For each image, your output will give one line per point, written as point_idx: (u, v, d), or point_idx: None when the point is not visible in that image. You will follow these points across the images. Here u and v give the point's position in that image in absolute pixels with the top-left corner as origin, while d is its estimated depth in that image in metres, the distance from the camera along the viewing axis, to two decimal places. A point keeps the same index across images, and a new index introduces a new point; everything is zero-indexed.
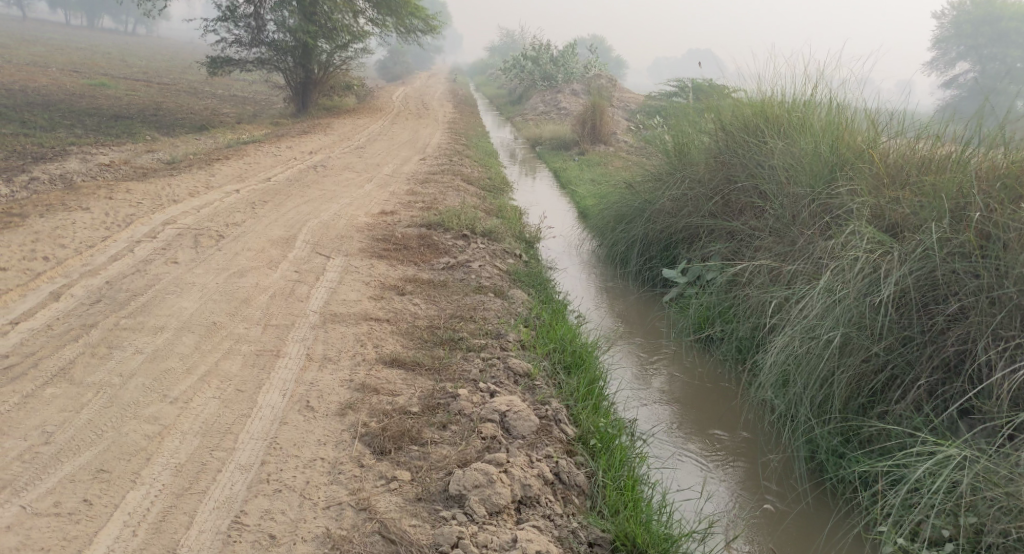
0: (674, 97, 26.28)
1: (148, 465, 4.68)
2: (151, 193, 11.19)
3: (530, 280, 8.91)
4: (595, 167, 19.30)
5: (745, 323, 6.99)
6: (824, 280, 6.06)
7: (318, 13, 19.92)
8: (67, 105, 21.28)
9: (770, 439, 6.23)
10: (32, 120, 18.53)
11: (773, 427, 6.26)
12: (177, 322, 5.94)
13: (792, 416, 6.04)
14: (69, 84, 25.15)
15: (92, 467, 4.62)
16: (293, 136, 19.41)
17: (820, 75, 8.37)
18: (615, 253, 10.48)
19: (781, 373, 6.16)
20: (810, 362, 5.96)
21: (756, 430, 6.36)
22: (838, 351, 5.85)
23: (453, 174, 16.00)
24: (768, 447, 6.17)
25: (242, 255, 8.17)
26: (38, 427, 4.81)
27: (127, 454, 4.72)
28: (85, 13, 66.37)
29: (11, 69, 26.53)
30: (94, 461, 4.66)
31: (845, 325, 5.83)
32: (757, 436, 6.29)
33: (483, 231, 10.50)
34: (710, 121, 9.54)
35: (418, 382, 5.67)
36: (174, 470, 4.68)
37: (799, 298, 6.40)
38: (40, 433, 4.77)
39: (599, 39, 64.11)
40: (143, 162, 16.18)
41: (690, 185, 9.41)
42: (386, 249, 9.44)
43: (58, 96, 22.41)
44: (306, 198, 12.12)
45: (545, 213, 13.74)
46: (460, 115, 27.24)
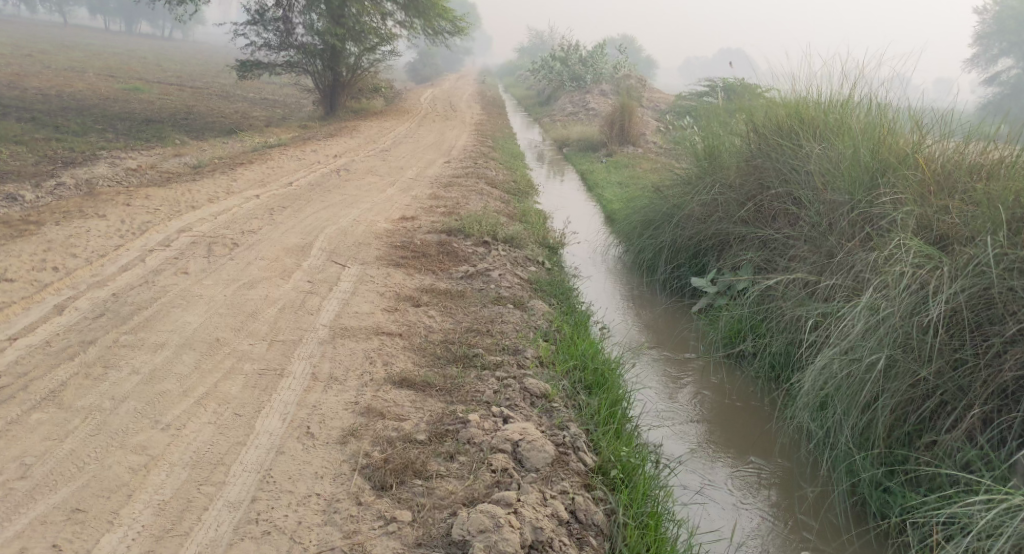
0: (706, 96, 25.80)
1: (129, 502, 4.42)
2: (171, 199, 10.97)
3: (552, 289, 8.59)
4: (623, 169, 18.91)
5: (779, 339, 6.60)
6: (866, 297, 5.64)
7: (347, 16, 19.76)
8: (99, 109, 21.33)
9: (806, 469, 5.84)
10: (64, 125, 18.57)
11: (810, 455, 5.87)
12: (178, 338, 5.69)
13: (832, 444, 5.65)
14: (103, 88, 25.26)
15: (68, 505, 4.36)
16: (319, 139, 19.23)
17: (859, 75, 7.97)
18: (642, 260, 10.11)
19: (820, 397, 5.76)
20: (851, 386, 5.55)
21: (791, 457, 5.97)
22: (881, 375, 5.44)
23: (478, 177, 15.70)
24: (804, 477, 5.78)
25: (255, 264, 7.91)
26: (16, 459, 4.57)
27: (108, 491, 4.46)
28: (123, 17, 67.31)
29: (47, 74, 26.75)
30: (72, 498, 4.40)
31: (890, 347, 5.41)
32: (792, 464, 5.90)
33: (506, 237, 10.18)
34: (743, 124, 9.18)
35: (427, 405, 5.35)
36: (157, 508, 4.41)
37: (839, 315, 6.00)
38: (17, 466, 4.53)
39: (630, 39, 63.51)
40: (170, 166, 16.09)
41: (721, 191, 9.02)
42: (404, 256, 9.15)
43: (92, 101, 22.51)
44: (327, 203, 11.88)
45: (570, 217, 13.38)
46: (488, 117, 26.97)
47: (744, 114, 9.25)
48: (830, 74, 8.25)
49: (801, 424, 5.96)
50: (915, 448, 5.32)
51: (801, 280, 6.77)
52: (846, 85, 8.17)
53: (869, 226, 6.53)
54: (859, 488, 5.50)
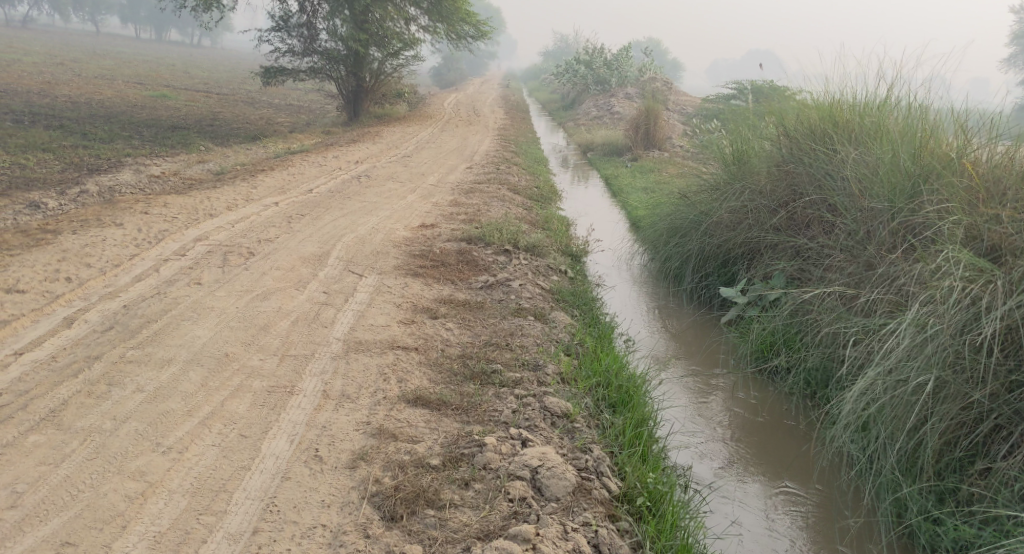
0: (732, 100, 25.49)
1: (122, 535, 4.23)
2: (189, 208, 10.80)
3: (574, 299, 8.35)
4: (648, 174, 18.63)
5: (816, 355, 6.31)
6: (912, 314, 5.35)
7: (370, 21, 19.57)
8: (126, 116, 21.40)
9: (848, 496, 5.54)
10: (91, 132, 18.63)
11: (853, 481, 5.58)
12: (186, 353, 5.53)
13: (878, 471, 5.35)
14: (131, 95, 25.38)
15: (58, 539, 4.18)
16: (342, 145, 19.11)
17: (897, 75, 7.65)
18: (668, 268, 9.84)
19: (863, 419, 5.48)
20: (896, 408, 5.27)
21: (832, 482, 5.68)
22: (930, 397, 5.15)
23: (500, 183, 15.48)
24: (845, 505, 5.49)
25: (270, 274, 7.73)
26: (8, 486, 4.41)
27: (101, 522, 4.28)
28: (153, 26, 68.06)
29: (76, 82, 26.93)
30: (62, 531, 4.22)
31: (938, 367, 5.13)
32: (832, 489, 5.61)
33: (527, 245, 9.94)
34: (773, 127, 8.88)
35: (442, 425, 5.12)
36: (152, 541, 4.22)
37: (883, 332, 5.71)
38: (8, 494, 4.36)
39: (655, 43, 63.10)
40: (193, 173, 16.03)
41: (751, 197, 8.74)
42: (423, 265, 8.94)
43: (119, 108, 22.60)
44: (347, 211, 11.71)
45: (593, 224, 13.11)
46: (512, 122, 26.77)
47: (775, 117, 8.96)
48: (866, 75, 7.94)
49: (841, 447, 5.69)
50: (966, 475, 5.04)
51: (838, 292, 6.46)
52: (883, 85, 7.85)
53: (912, 236, 6.22)
54: (905, 518, 5.20)
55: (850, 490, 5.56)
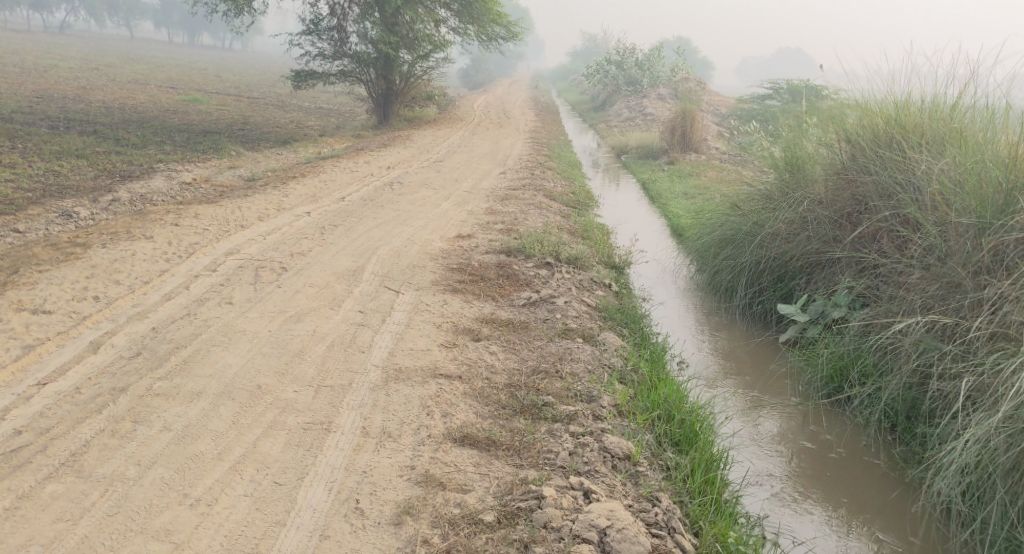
0: (768, 99, 24.91)
1: None
2: (220, 218, 10.50)
3: (623, 316, 7.95)
4: (686, 178, 18.16)
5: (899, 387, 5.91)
6: None
7: (400, 23, 19.33)
8: (159, 121, 21.28)
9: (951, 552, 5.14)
10: (124, 138, 18.46)
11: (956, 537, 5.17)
12: (216, 385, 5.19)
13: (994, 527, 4.97)
14: (162, 100, 25.30)
15: None
16: (373, 150, 18.77)
17: (970, 73, 7.21)
18: (717, 281, 9.36)
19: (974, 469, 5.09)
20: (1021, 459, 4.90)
21: (928, 534, 5.27)
22: None
23: (535, 189, 15.07)
24: None
25: (304, 292, 7.37)
26: (23, 547, 4.09)
27: None
28: (185, 29, 68.49)
29: (110, 87, 26.95)
30: None
31: None
32: (932, 543, 5.21)
33: (569, 257, 9.51)
34: (828, 131, 8.44)
35: (494, 471, 4.75)
36: None
37: (989, 370, 5.34)
38: None
39: (685, 41, 62.41)
40: (224, 180, 15.77)
41: (811, 207, 8.30)
42: (461, 280, 8.55)
43: (152, 113, 22.45)
44: (380, 220, 11.34)
45: (634, 232, 12.63)
46: (543, 124, 26.36)
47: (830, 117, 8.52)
48: (933, 72, 7.49)
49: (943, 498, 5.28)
50: None
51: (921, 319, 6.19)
52: (953, 83, 7.41)
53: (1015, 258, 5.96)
54: None
55: (956, 547, 5.14)
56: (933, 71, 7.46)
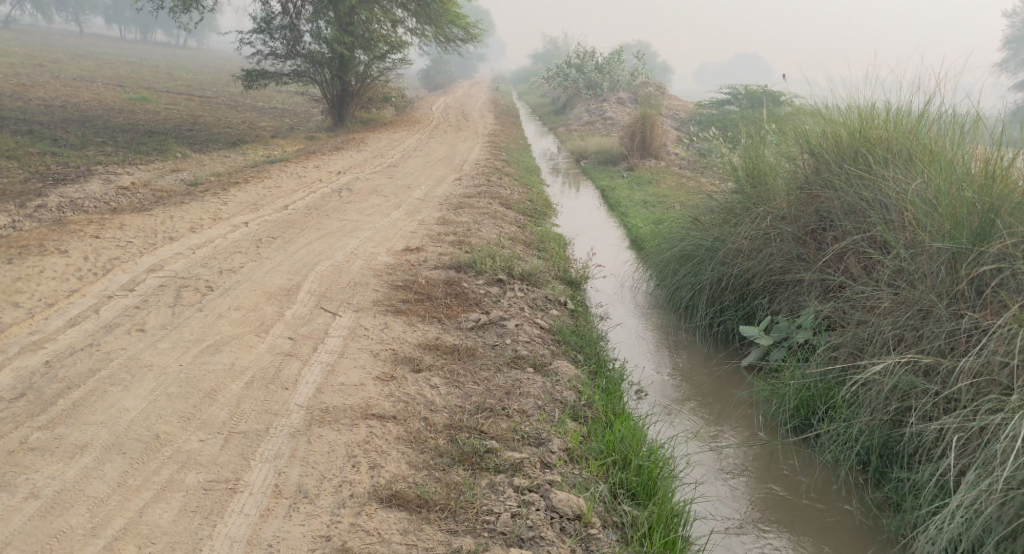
0: (726, 105, 24.70)
1: None
2: (148, 229, 9.78)
3: (578, 339, 7.41)
4: (646, 185, 17.72)
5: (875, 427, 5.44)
6: None
7: (356, 22, 18.47)
8: (102, 120, 20.29)
9: None
10: (62, 138, 17.51)
11: None
12: (104, 436, 4.67)
13: None
14: (108, 98, 24.23)
15: None
16: (324, 153, 18.06)
17: (936, 83, 6.84)
18: (677, 298, 8.84)
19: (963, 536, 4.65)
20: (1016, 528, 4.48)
21: None
22: None
23: (491, 197, 14.51)
24: None
25: (229, 316, 6.71)
26: None
27: None
28: (138, 25, 66.75)
29: (53, 84, 25.79)
30: None
31: None
32: None
33: (522, 272, 8.96)
34: (792, 143, 8.06)
35: (422, 539, 4.24)
36: None
37: (978, 419, 4.88)
38: None
39: (644, 46, 62.44)
40: (164, 183, 14.94)
41: (775, 223, 7.82)
42: (406, 300, 7.93)
43: (95, 111, 21.45)
44: (324, 231, 10.67)
45: (592, 244, 12.09)
46: (502, 127, 25.84)
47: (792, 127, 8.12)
48: (898, 82, 7.12)
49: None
50: None
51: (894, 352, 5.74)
52: (918, 92, 7.04)
53: (1001, 290, 5.50)
54: None
55: None
56: (898, 81, 7.09)
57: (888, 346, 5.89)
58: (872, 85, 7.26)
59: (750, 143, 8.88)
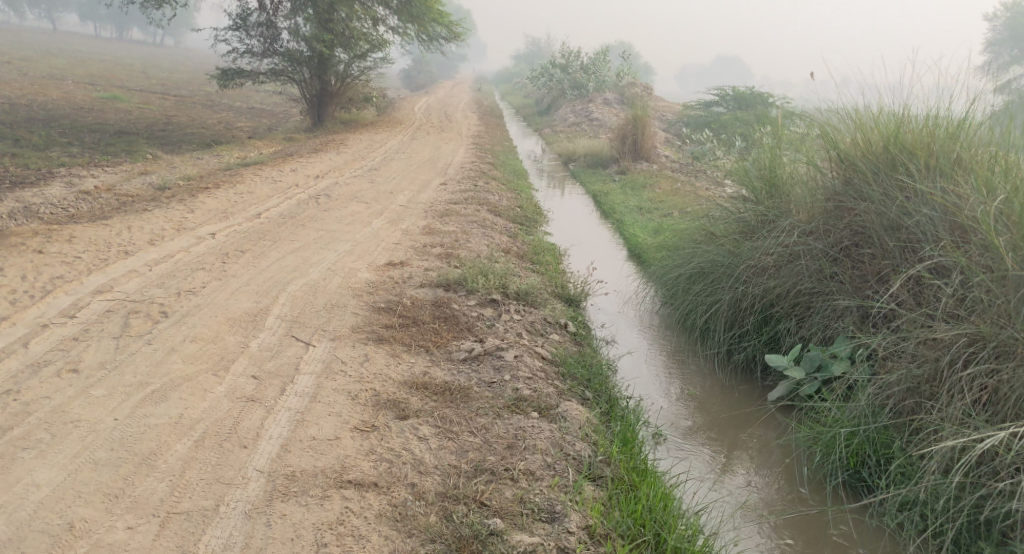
0: (716, 107, 23.92)
1: None
2: (102, 243, 8.82)
3: (585, 371, 6.52)
4: (641, 190, 16.85)
5: (945, 498, 4.79)
6: None
7: (335, 20, 17.59)
8: (69, 119, 19.21)
9: None
10: (26, 138, 16.43)
11: None
12: (5, 526, 3.93)
13: None
14: (79, 97, 23.11)
15: None
16: (303, 155, 17.08)
17: (983, 82, 6.07)
18: (690, 320, 7.93)
19: None
20: None
21: None
22: None
23: (478, 203, 13.62)
24: None
25: (184, 349, 5.75)
26: None
27: None
28: (115, 24, 65.38)
29: (21, 82, 24.61)
30: None
31: None
32: None
33: (518, 290, 8.08)
34: (814, 150, 7.26)
35: None
36: None
37: None
38: None
39: (628, 46, 61.52)
40: (131, 187, 13.91)
41: (804, 239, 6.94)
42: (389, 326, 7.01)
43: (63, 111, 20.33)
44: (299, 243, 9.71)
45: (589, 256, 11.21)
46: (487, 128, 24.94)
47: (816, 131, 7.32)
48: (936, 80, 6.34)
49: None
50: None
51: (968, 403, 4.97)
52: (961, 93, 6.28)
53: None
54: None
55: None
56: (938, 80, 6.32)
57: (962, 385, 5.02)
58: (907, 84, 6.47)
59: (766, 149, 8.09)
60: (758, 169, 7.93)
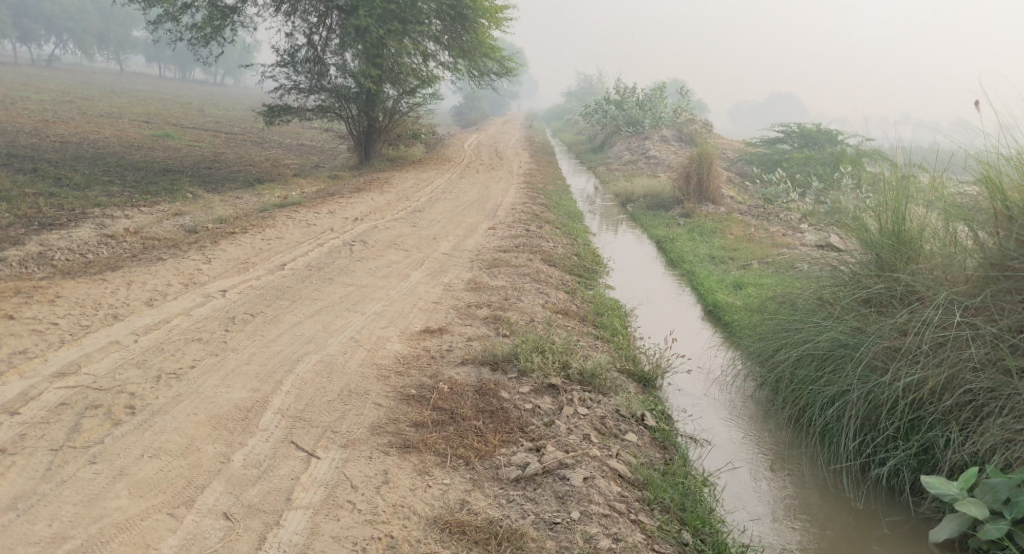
0: (779, 143, 22.17)
1: None
2: (94, 305, 7.47)
3: (677, 494, 5.02)
4: (710, 235, 15.16)
5: None
6: None
7: (384, 56, 16.03)
8: (114, 157, 18.24)
9: None
10: (67, 176, 15.40)
11: None
12: None
13: None
14: (128, 135, 22.24)
15: None
16: (344, 195, 15.74)
17: None
18: (802, 413, 6.24)
19: None
20: None
21: None
22: None
23: (531, 251, 12.10)
24: None
25: (137, 469, 4.57)
26: None
27: None
28: (176, 64, 66.08)
29: (74, 120, 23.87)
30: None
31: None
32: None
33: (580, 372, 6.44)
34: (966, 207, 5.71)
35: None
36: None
37: None
38: None
39: (682, 83, 59.63)
40: (159, 230, 12.64)
41: (969, 318, 5.37)
42: (420, 425, 5.42)
43: (111, 148, 19.42)
44: (323, 303, 8.25)
45: (660, 320, 9.52)
46: (539, 166, 23.43)
47: (965, 182, 5.81)
48: None
49: None
50: None
51: None
52: None
53: None
54: None
55: None
56: None
57: None
58: None
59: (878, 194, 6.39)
60: (875, 224, 6.23)
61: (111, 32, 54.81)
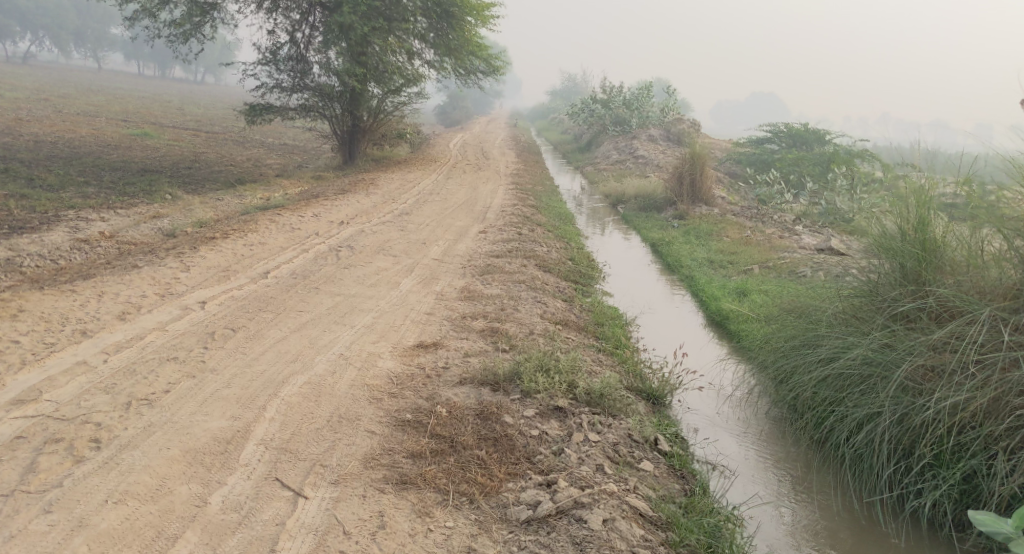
0: (768, 143, 21.80)
1: None
2: (62, 319, 6.94)
3: (704, 535, 4.76)
4: (707, 238, 14.72)
5: None
6: None
7: (369, 54, 15.51)
8: (89, 156, 17.59)
9: None
10: (40, 176, 14.77)
11: None
12: None
13: None
14: (105, 134, 21.55)
15: None
16: (328, 197, 15.20)
17: None
18: (825, 437, 5.78)
19: None
20: None
21: None
22: None
23: (524, 257, 11.61)
24: None
25: (99, 518, 4.25)
26: None
27: None
28: (156, 62, 65.09)
29: (49, 118, 23.14)
30: None
31: None
32: None
33: (588, 392, 5.94)
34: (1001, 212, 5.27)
35: None
36: None
37: None
38: None
39: (666, 83, 59.28)
40: (136, 234, 12.07)
41: (1017, 338, 4.95)
42: (417, 456, 4.93)
43: (86, 148, 18.76)
44: (310, 315, 7.74)
45: (662, 330, 9.04)
46: (527, 167, 22.93)
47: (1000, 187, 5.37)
48: None
49: None
50: None
51: None
52: None
53: None
54: None
55: None
56: None
57: None
58: None
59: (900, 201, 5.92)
60: (901, 232, 5.76)
61: (89, 29, 53.77)
